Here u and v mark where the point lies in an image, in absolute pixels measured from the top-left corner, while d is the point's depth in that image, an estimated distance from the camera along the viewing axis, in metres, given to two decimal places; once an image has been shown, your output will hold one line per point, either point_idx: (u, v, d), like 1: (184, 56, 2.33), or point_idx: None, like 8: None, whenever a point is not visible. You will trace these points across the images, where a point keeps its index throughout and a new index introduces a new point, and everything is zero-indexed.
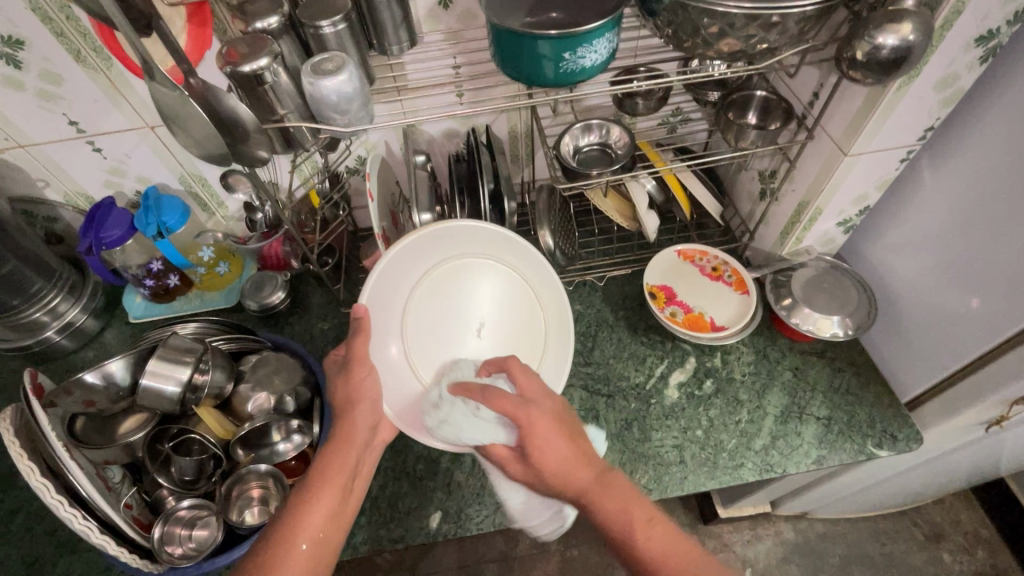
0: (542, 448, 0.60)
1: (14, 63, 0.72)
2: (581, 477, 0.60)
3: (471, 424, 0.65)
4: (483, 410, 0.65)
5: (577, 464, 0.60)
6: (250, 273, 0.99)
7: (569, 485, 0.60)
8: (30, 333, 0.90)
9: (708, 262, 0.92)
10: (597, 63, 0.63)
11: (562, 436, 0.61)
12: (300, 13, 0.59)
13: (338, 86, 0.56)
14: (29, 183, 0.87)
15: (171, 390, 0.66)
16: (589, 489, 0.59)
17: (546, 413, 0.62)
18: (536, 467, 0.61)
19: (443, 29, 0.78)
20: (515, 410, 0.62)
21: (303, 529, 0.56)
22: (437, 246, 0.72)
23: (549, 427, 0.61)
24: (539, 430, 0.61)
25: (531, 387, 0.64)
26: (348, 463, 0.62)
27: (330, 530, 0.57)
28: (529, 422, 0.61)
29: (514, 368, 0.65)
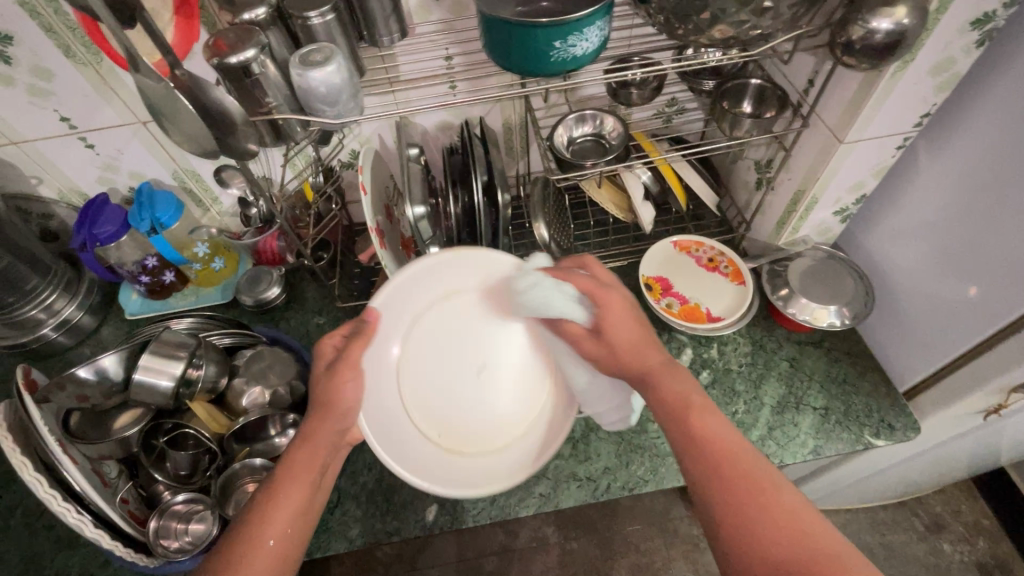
0: (617, 327, 0.60)
1: (3, 58, 0.71)
2: (648, 360, 0.59)
3: (554, 296, 0.63)
4: (564, 287, 0.63)
5: (639, 349, 0.60)
6: (245, 269, 0.99)
7: (640, 365, 0.59)
8: (27, 331, 0.90)
9: (704, 252, 0.92)
10: (588, 51, 0.62)
11: (633, 330, 0.61)
12: (288, 4, 0.58)
13: (327, 78, 0.56)
14: (22, 180, 0.87)
15: (164, 385, 0.66)
16: (657, 368, 0.58)
17: (624, 300, 0.62)
18: (611, 341, 0.60)
19: (434, 20, 0.77)
20: (592, 290, 0.61)
21: (273, 529, 0.52)
22: (462, 269, 0.70)
23: (626, 316, 0.61)
24: (615, 311, 0.61)
25: (605, 278, 0.64)
26: (315, 462, 0.57)
27: (298, 530, 0.53)
28: (606, 301, 0.61)
29: (592, 265, 0.66)
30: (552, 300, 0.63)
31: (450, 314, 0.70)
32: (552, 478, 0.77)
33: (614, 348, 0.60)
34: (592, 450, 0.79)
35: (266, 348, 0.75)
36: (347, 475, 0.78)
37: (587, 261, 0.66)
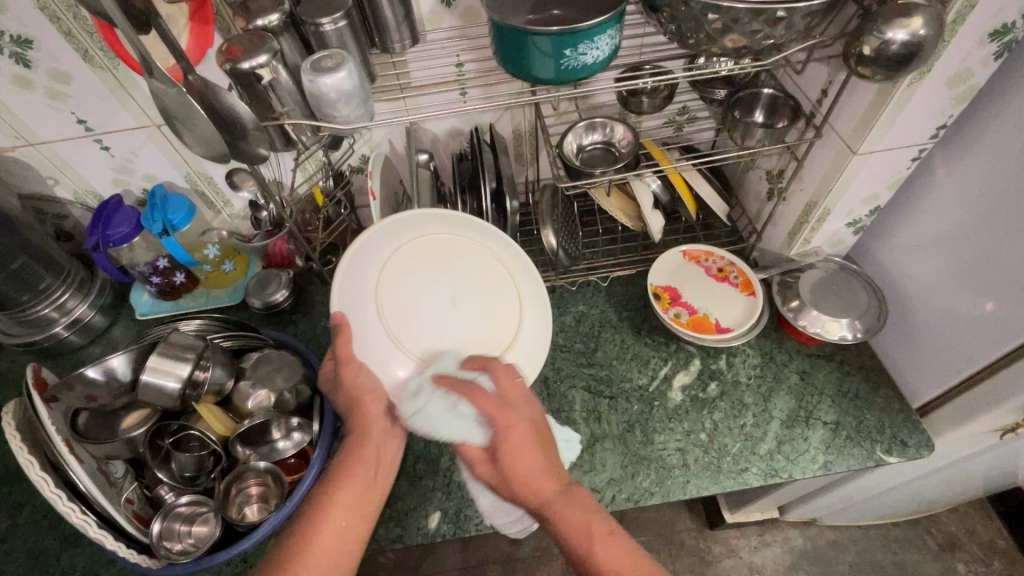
0: (516, 456, 0.62)
1: (23, 62, 0.73)
2: (546, 485, 0.61)
3: (447, 421, 0.63)
4: (461, 407, 0.63)
5: (526, 476, 0.61)
6: (255, 271, 1.00)
7: (536, 495, 0.60)
8: (41, 330, 0.91)
9: (714, 262, 0.91)
10: (599, 59, 0.62)
11: (533, 454, 0.62)
12: (301, 10, 0.59)
13: (337, 84, 0.56)
14: (39, 182, 0.89)
15: (171, 386, 0.66)
16: (554, 499, 0.60)
17: (524, 425, 0.64)
18: (506, 471, 0.61)
19: (445, 27, 0.77)
20: (491, 410, 0.63)
21: (337, 515, 0.57)
22: (383, 240, 0.68)
23: (526, 443, 0.63)
24: (516, 438, 0.63)
25: (513, 393, 0.65)
26: (366, 453, 0.62)
27: (361, 514, 0.59)
28: (507, 425, 0.63)
29: (498, 373, 0.67)
30: (450, 425, 0.63)
31: (392, 284, 0.69)
32: None
33: (510, 479, 0.62)
34: (598, 460, 0.78)
35: (273, 351, 0.76)
36: None
37: (491, 364, 0.67)
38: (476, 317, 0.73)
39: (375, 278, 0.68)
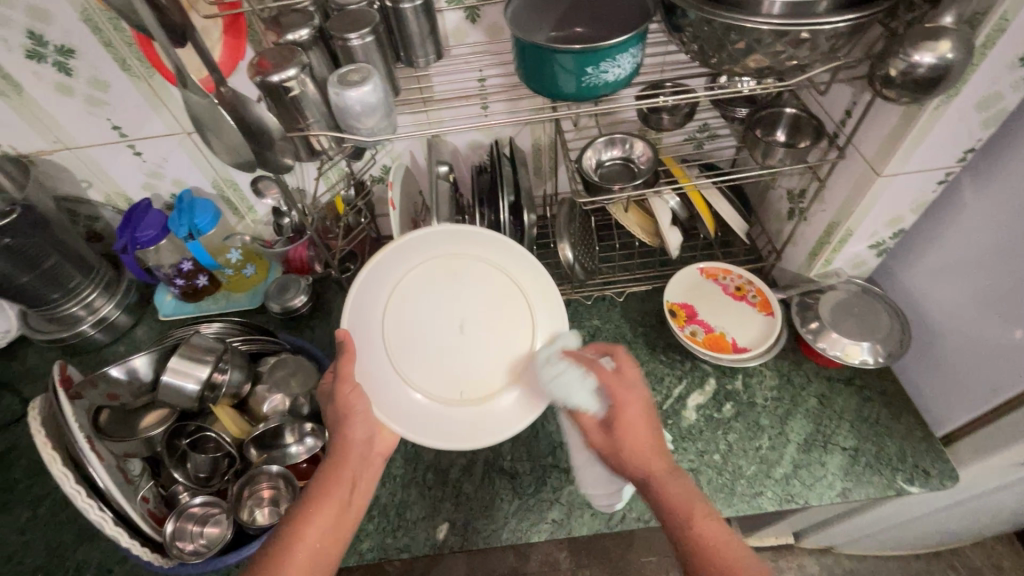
0: (628, 429, 0.62)
1: (64, 70, 0.76)
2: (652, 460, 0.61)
3: (576, 386, 0.65)
4: (586, 379, 0.66)
5: (631, 448, 0.61)
6: (275, 276, 1.02)
7: (643, 465, 0.60)
8: (69, 327, 0.95)
9: (732, 281, 0.90)
10: (620, 77, 0.62)
11: (643, 432, 0.62)
12: (329, 25, 0.61)
13: (362, 97, 0.57)
14: (73, 184, 0.92)
15: (190, 388, 0.67)
16: (658, 473, 0.60)
17: (641, 403, 0.64)
18: (616, 440, 0.62)
19: (469, 43, 0.79)
20: (614, 385, 0.65)
21: (307, 539, 0.56)
22: (397, 259, 0.70)
23: (637, 419, 0.63)
24: (632, 409, 0.64)
25: (629, 370, 0.66)
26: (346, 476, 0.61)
27: (331, 541, 0.57)
28: (626, 399, 0.64)
29: (622, 357, 0.67)
30: (574, 389, 0.65)
31: (402, 303, 0.70)
32: (566, 504, 0.75)
33: (623, 449, 0.62)
34: None
35: (289, 356, 0.77)
36: None
37: (617, 351, 0.68)
38: (483, 342, 0.72)
39: (385, 297, 0.69)
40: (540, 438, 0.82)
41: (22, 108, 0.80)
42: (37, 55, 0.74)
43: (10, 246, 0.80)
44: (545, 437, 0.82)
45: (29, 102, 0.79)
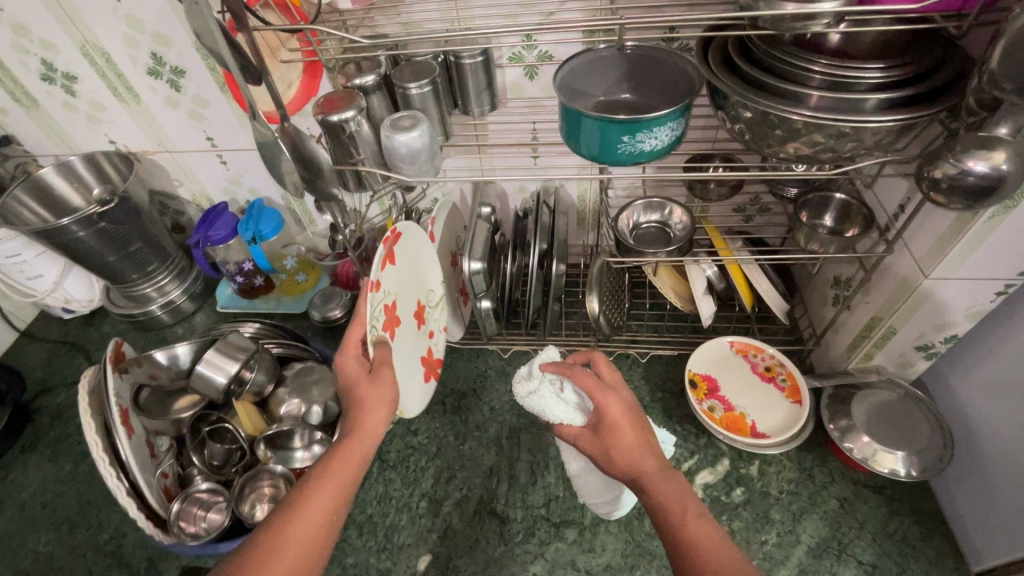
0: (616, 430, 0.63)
1: (175, 86, 0.87)
2: (637, 464, 0.60)
3: (555, 403, 0.72)
4: (567, 393, 0.73)
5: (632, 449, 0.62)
6: (322, 286, 1.10)
7: (634, 465, 0.60)
8: (140, 305, 1.07)
9: (762, 360, 0.86)
10: (658, 147, 0.64)
11: (628, 438, 0.62)
12: (394, 74, 0.67)
13: (409, 141, 0.63)
14: (168, 182, 1.05)
15: (219, 380, 0.73)
16: (651, 471, 0.60)
17: (624, 404, 0.65)
18: (605, 443, 0.63)
19: (526, 97, 0.83)
20: (596, 393, 0.66)
21: (294, 544, 0.51)
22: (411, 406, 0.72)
23: (619, 420, 0.64)
24: (616, 415, 0.64)
25: (612, 377, 0.68)
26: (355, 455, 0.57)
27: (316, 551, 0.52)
28: (608, 404, 0.65)
29: (600, 365, 0.71)
30: (553, 408, 0.72)
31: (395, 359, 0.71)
32: (550, 560, 0.74)
33: (612, 449, 0.63)
34: (598, 542, 0.76)
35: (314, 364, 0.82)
36: (357, 502, 0.82)
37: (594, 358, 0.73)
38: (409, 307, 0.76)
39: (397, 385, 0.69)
40: (536, 487, 0.81)
41: (138, 114, 0.92)
42: (156, 72, 0.86)
43: (107, 229, 0.92)
44: (542, 488, 0.81)
45: (144, 110, 0.92)
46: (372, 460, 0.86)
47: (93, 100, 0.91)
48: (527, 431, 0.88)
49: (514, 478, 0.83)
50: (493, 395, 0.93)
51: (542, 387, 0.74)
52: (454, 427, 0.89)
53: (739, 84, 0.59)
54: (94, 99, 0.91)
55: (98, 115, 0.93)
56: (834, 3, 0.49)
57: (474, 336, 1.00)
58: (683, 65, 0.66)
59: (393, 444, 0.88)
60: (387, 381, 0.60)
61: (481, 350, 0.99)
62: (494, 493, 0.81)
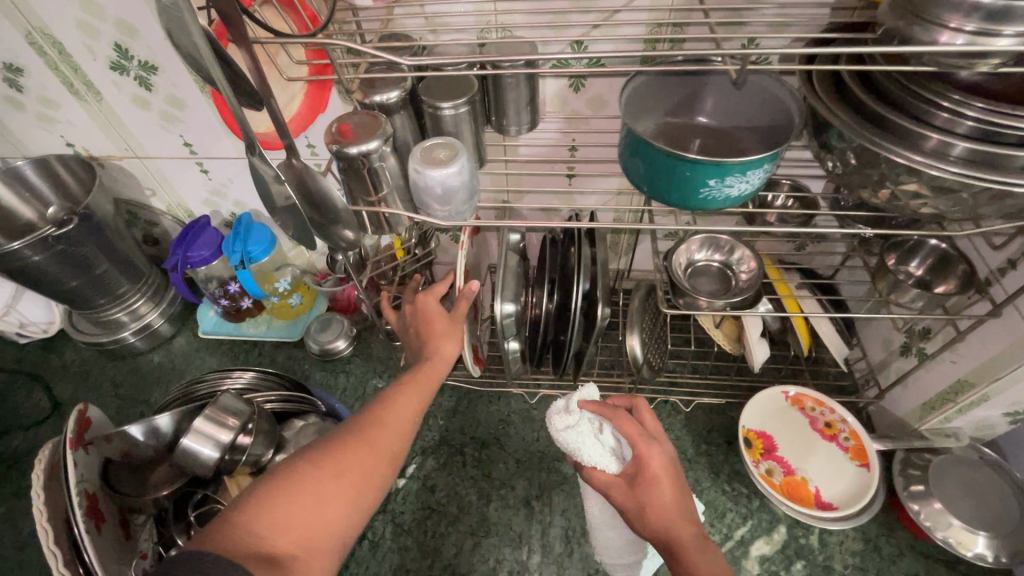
0: (654, 488, 0.53)
1: (145, 85, 0.73)
2: (663, 524, 0.52)
3: (590, 444, 0.60)
4: (605, 434, 0.61)
5: (670, 507, 0.53)
6: (319, 310, 0.98)
7: (667, 531, 0.51)
8: (111, 332, 0.93)
9: (821, 414, 0.77)
10: (745, 192, 0.53)
11: (659, 495, 0.53)
12: (422, 88, 0.55)
13: (445, 179, 0.50)
14: (138, 190, 0.90)
15: (206, 454, 0.62)
16: (691, 540, 0.51)
17: (666, 456, 0.55)
18: (638, 499, 0.54)
19: (567, 112, 0.70)
20: (638, 440, 0.55)
21: (376, 443, 0.50)
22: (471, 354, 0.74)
23: (661, 477, 0.54)
24: (656, 473, 0.54)
25: (652, 426, 0.58)
26: (433, 376, 0.58)
27: (397, 454, 0.52)
28: (649, 456, 0.54)
29: (642, 411, 0.61)
30: (591, 448, 0.60)
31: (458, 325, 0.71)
32: None
33: (647, 508, 0.53)
34: None
35: (318, 423, 0.71)
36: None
37: (637, 404, 0.62)
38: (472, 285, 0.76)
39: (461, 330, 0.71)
40: (572, 559, 0.72)
41: (100, 115, 0.77)
42: (120, 67, 0.71)
43: (67, 251, 0.78)
44: (580, 560, 0.72)
45: (107, 109, 0.77)
46: (385, 523, 0.76)
47: (44, 97, 0.76)
48: (559, 490, 0.78)
49: (548, 548, 0.73)
50: (519, 444, 0.83)
51: (579, 423, 0.62)
52: (476, 483, 0.80)
53: (855, 120, 0.48)
54: (46, 95, 0.75)
55: (51, 114, 0.78)
56: (1018, 40, 0.37)
57: (494, 374, 0.90)
58: (761, 79, 0.54)
59: (408, 504, 0.78)
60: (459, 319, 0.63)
61: (503, 391, 0.89)
62: (525, 565, 0.72)
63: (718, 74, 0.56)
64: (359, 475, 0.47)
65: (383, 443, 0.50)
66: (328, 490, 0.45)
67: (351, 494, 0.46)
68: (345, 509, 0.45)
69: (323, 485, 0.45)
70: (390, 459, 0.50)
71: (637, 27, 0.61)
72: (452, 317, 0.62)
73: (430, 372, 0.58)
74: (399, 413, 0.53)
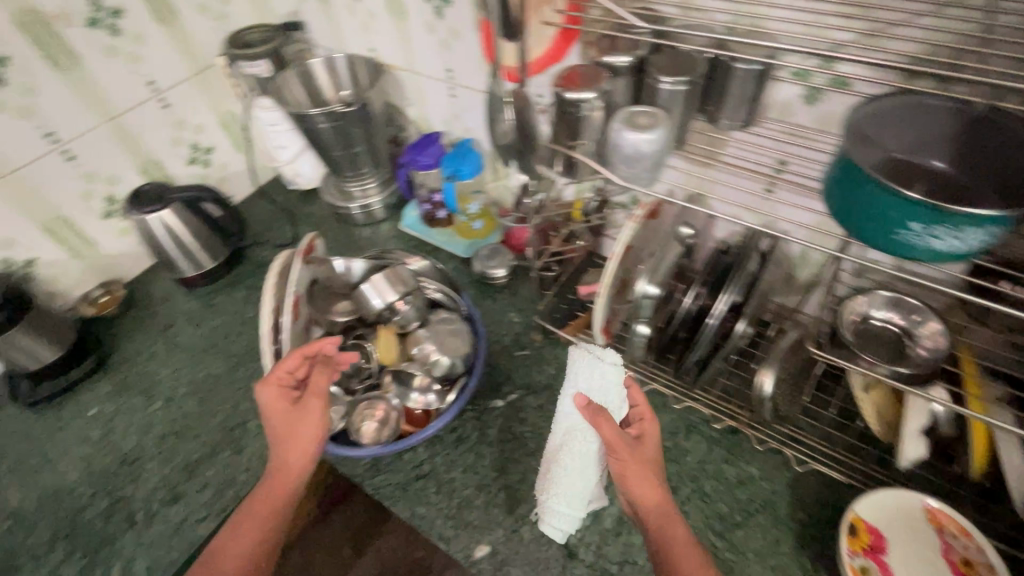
0: (650, 451, 0.64)
1: (439, 14, 0.90)
2: (653, 500, 0.60)
3: (614, 388, 0.72)
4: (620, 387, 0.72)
5: (653, 482, 0.61)
6: (492, 240, 1.11)
7: (653, 496, 0.60)
8: (345, 200, 1.20)
9: (960, 545, 0.65)
10: (955, 252, 0.47)
11: (649, 467, 0.62)
12: (652, 59, 0.59)
13: (638, 143, 0.55)
14: (403, 98, 1.12)
15: (375, 302, 0.81)
16: (669, 512, 0.61)
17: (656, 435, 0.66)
18: (643, 462, 0.62)
19: (790, 122, 0.69)
20: (644, 414, 0.66)
21: (258, 508, 0.64)
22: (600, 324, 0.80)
23: (652, 453, 0.64)
24: (652, 444, 0.64)
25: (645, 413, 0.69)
26: (291, 464, 0.65)
27: (274, 528, 0.63)
28: (649, 429, 0.65)
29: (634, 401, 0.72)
30: (609, 396, 0.72)
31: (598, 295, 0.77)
32: None
33: (641, 472, 0.61)
34: None
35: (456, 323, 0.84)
36: (448, 460, 0.84)
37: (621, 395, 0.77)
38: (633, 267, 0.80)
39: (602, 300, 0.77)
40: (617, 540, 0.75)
41: (400, 31, 0.98)
42: None
43: (342, 127, 1.02)
44: (622, 544, 0.75)
45: (406, 27, 0.97)
46: (474, 427, 0.87)
47: (371, 10, 1.00)
48: None
49: (598, 519, 0.77)
50: None
51: (611, 365, 0.73)
52: None
53: None
54: (374, 9, 0.99)
55: (371, 22, 1.02)
56: None
57: None
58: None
59: (498, 422, 0.88)
60: (315, 409, 0.67)
61: (617, 370, 0.92)
62: (572, 522, 0.77)
63: (963, 105, 0.51)
64: (251, 538, 0.62)
65: (262, 517, 0.63)
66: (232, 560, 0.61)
67: (244, 568, 0.61)
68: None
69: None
70: (271, 529, 0.63)
71: (903, 50, 0.57)
72: (310, 406, 0.67)
73: (286, 471, 0.65)
74: (260, 511, 0.63)
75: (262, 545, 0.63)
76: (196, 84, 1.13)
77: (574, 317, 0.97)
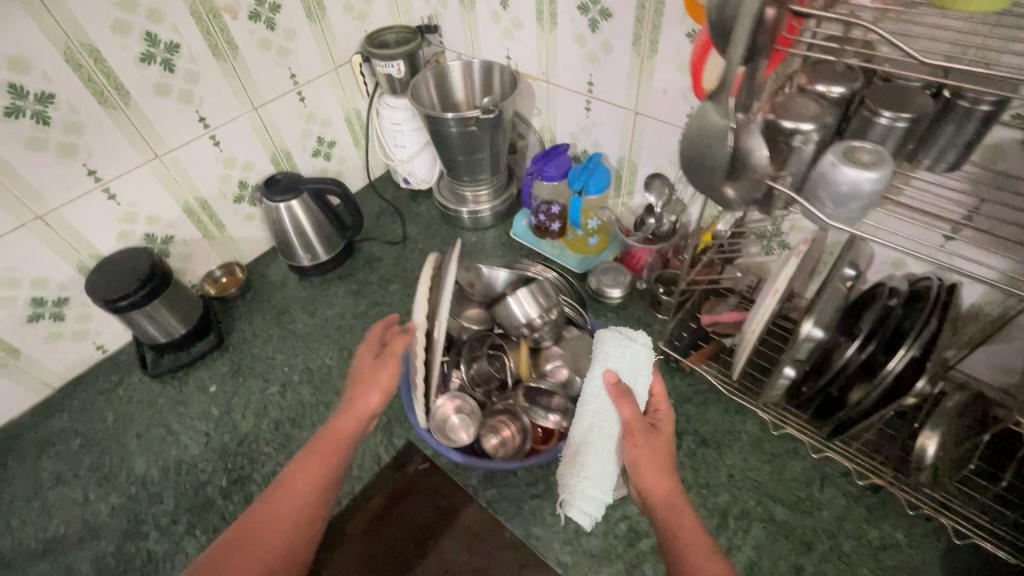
0: (664, 436, 0.65)
1: (593, 27, 0.89)
2: (666, 488, 0.60)
3: (641, 371, 0.68)
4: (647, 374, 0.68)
5: (665, 466, 0.62)
6: (606, 258, 1.10)
7: (665, 481, 0.61)
8: (457, 203, 1.20)
9: None
10: None
11: (663, 456, 0.63)
12: (869, 93, 0.56)
13: (857, 178, 0.51)
14: (531, 108, 1.12)
15: (521, 316, 0.85)
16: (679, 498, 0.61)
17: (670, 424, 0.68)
18: (655, 449, 0.63)
19: (996, 167, 0.64)
20: (659, 403, 0.69)
21: (314, 462, 0.64)
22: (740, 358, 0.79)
23: (665, 440, 0.65)
24: (665, 432, 0.66)
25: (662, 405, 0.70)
26: (353, 418, 0.67)
27: (327, 483, 0.63)
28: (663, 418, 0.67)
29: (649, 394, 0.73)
30: (638, 378, 0.67)
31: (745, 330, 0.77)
32: None
33: (654, 454, 0.62)
34: None
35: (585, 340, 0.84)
36: None
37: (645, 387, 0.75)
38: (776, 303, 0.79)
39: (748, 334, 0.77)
40: None
41: (545, 41, 0.98)
42: (585, 9, 0.88)
43: (472, 133, 1.02)
44: None
45: (553, 38, 0.97)
46: None
47: (518, 18, 1.00)
48: (760, 523, 0.76)
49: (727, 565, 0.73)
50: (736, 462, 0.82)
51: (642, 345, 0.69)
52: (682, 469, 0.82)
53: None
54: (521, 16, 0.99)
55: (514, 32, 1.02)
56: None
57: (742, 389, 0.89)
58: None
59: None
60: (388, 364, 0.69)
61: (743, 407, 0.88)
62: None
63: None
64: (313, 486, 0.62)
65: (310, 474, 0.63)
66: (291, 503, 0.61)
67: (291, 522, 0.60)
68: (286, 529, 0.60)
69: (260, 532, 0.59)
70: (324, 481, 0.63)
71: None
72: (381, 363, 0.68)
73: (345, 425, 0.66)
74: (317, 463, 0.63)
75: (315, 499, 0.62)
76: (330, 81, 1.17)
77: (695, 347, 0.92)
